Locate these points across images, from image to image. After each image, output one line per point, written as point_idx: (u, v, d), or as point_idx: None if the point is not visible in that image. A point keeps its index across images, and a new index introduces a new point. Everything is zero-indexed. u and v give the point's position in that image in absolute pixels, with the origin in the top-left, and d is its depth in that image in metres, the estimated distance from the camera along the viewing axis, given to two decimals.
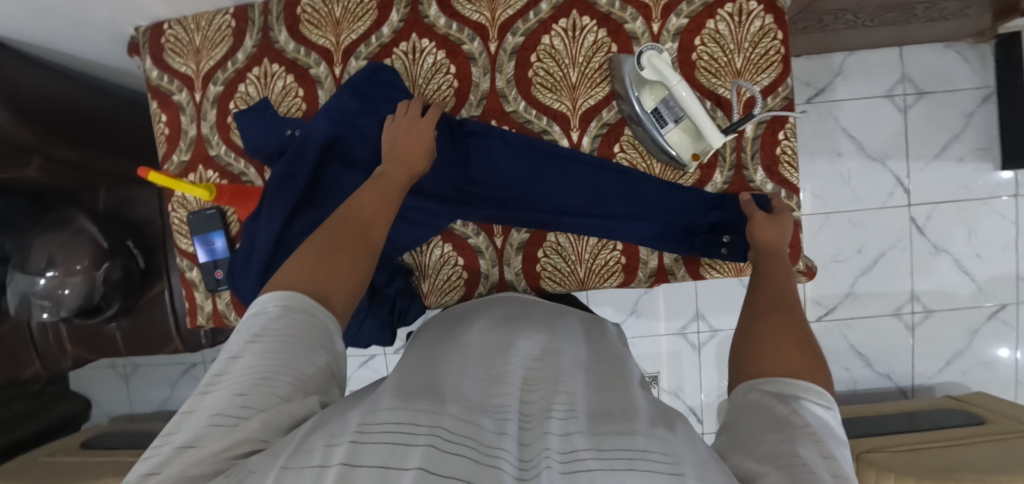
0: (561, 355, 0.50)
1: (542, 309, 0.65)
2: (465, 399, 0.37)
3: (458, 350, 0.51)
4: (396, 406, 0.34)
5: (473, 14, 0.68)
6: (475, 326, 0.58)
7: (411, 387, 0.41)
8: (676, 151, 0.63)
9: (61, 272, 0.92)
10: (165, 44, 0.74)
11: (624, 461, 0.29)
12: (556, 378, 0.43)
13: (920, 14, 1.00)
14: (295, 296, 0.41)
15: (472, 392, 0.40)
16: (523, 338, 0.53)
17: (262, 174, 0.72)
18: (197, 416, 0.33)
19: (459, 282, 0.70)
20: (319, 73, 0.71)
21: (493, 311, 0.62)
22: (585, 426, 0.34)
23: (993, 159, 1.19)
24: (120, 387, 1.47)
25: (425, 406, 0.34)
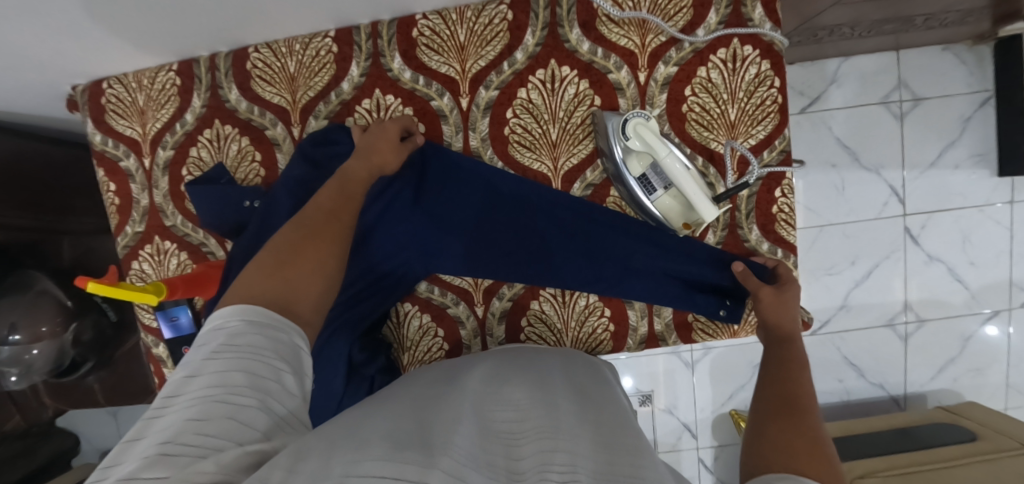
0: (559, 406, 0.44)
1: (541, 355, 0.59)
2: (458, 450, 0.32)
3: (453, 396, 0.45)
4: (383, 455, 0.28)
5: (442, 66, 0.62)
6: (472, 373, 0.53)
7: (402, 430, 0.35)
8: (665, 217, 0.60)
9: (27, 337, 0.87)
10: (106, 104, 0.68)
11: None
12: (552, 434, 0.38)
13: (919, 24, 0.95)
14: (255, 309, 0.37)
15: (466, 440, 0.34)
16: (523, 389, 0.48)
17: (223, 245, 0.68)
18: (144, 445, 0.28)
19: (439, 354, 0.67)
20: (277, 134, 0.65)
21: (487, 362, 0.56)
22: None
23: (990, 165, 1.15)
24: (109, 422, 1.44)
25: (415, 458, 0.29)
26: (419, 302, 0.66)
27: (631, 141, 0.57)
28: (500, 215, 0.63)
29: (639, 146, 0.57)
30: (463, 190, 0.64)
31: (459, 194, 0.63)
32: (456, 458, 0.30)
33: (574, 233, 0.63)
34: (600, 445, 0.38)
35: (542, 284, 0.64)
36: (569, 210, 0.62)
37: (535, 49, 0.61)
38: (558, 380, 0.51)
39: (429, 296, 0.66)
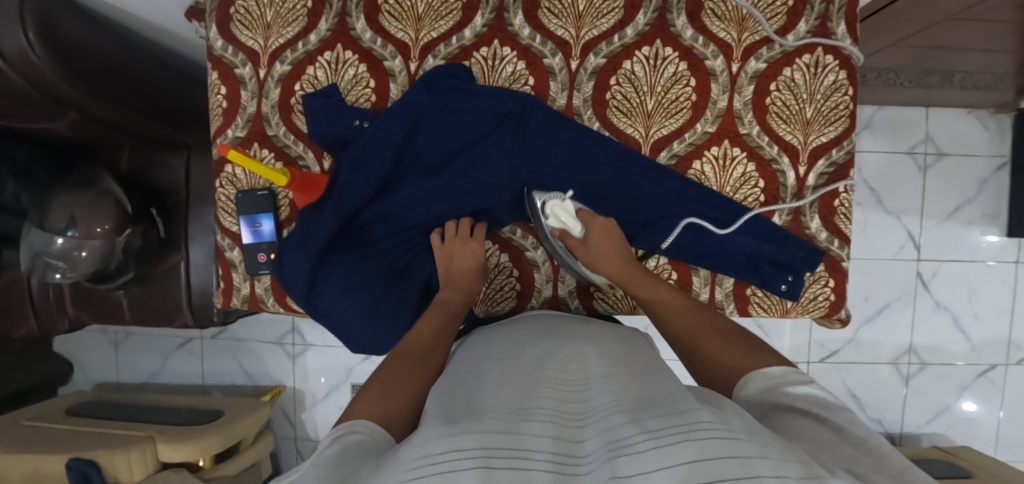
0: (612, 355, 0.49)
1: (566, 316, 0.63)
2: (504, 410, 0.36)
3: (487, 357, 0.49)
4: (437, 434, 0.32)
5: (559, 29, 0.68)
6: (493, 339, 0.56)
7: (448, 402, 0.39)
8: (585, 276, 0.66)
9: (81, 233, 0.86)
10: (233, 14, 0.72)
11: (675, 435, 0.29)
12: (608, 376, 0.43)
13: (955, 81, 1.05)
14: (355, 418, 0.42)
15: (509, 394, 0.39)
16: (553, 342, 0.52)
17: (321, 160, 0.72)
18: None
19: (511, 293, 0.70)
20: (394, 66, 0.70)
21: (511, 326, 0.59)
22: (631, 416, 0.34)
23: (999, 225, 1.25)
24: (108, 355, 1.37)
25: (468, 427, 0.32)
26: (499, 241, 0.71)
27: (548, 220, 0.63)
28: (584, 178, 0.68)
29: (557, 226, 0.63)
30: (548, 139, 0.67)
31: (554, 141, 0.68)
32: (497, 416, 0.35)
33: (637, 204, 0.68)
34: (637, 378, 0.43)
35: None
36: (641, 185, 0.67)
37: (644, 28, 0.68)
38: (591, 329, 0.57)
39: (511, 237, 0.70)
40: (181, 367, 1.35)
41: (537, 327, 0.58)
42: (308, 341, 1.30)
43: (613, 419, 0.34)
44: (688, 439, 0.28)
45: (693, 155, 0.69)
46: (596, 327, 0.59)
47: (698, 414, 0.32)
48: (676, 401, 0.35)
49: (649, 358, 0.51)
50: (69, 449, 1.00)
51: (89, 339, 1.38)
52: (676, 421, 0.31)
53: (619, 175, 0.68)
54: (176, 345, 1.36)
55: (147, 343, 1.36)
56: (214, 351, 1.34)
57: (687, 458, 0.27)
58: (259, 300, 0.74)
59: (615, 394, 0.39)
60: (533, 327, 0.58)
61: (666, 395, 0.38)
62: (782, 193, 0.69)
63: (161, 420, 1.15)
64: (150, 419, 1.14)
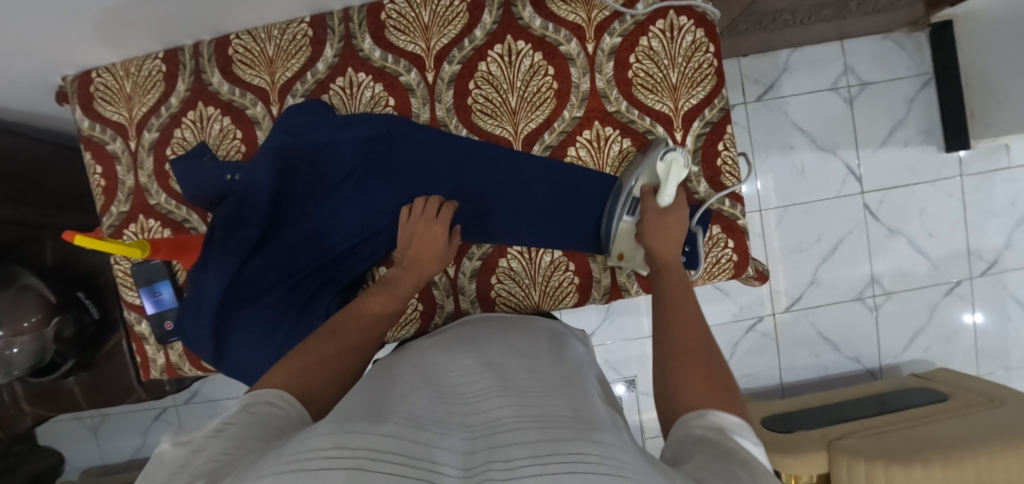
0: (539, 367, 0.48)
1: (497, 325, 0.62)
2: (414, 417, 0.35)
3: (410, 372, 0.48)
4: (329, 429, 0.29)
5: (408, 44, 0.68)
6: (423, 353, 0.55)
7: (353, 402, 0.37)
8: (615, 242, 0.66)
9: (8, 332, 0.87)
10: (95, 93, 0.72)
11: (564, 465, 0.27)
12: (523, 392, 0.41)
13: (853, 9, 1.03)
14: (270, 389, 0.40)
15: (414, 406, 0.38)
16: (483, 357, 0.51)
17: (205, 219, 0.71)
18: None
19: (414, 314, 0.70)
20: (256, 113, 0.70)
21: (434, 345, 0.58)
22: (536, 434, 0.31)
23: (937, 142, 1.23)
24: (90, 438, 1.39)
25: (361, 427, 0.30)
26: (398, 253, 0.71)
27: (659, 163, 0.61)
28: (478, 181, 0.66)
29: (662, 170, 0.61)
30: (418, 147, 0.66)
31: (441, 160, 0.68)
32: (397, 419, 0.33)
33: (532, 199, 0.67)
34: (554, 388, 0.42)
35: (509, 243, 0.68)
36: (526, 184, 0.66)
37: (492, 27, 0.67)
38: (523, 342, 0.56)
39: None
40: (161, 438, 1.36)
41: (466, 341, 0.57)
42: None
43: (515, 436, 0.32)
44: (575, 472, 0.26)
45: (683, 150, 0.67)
46: (523, 339, 0.57)
47: (588, 443, 0.29)
48: (581, 427, 0.33)
49: (568, 368, 0.49)
50: None
51: (69, 426, 1.39)
52: (565, 447, 0.29)
53: (511, 176, 0.66)
54: (153, 417, 1.36)
55: (124, 420, 1.37)
56: (190, 416, 1.35)
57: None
58: (177, 367, 0.75)
59: (531, 407, 0.37)
60: (462, 342, 0.57)
61: (586, 413, 0.36)
62: None
63: None
64: None
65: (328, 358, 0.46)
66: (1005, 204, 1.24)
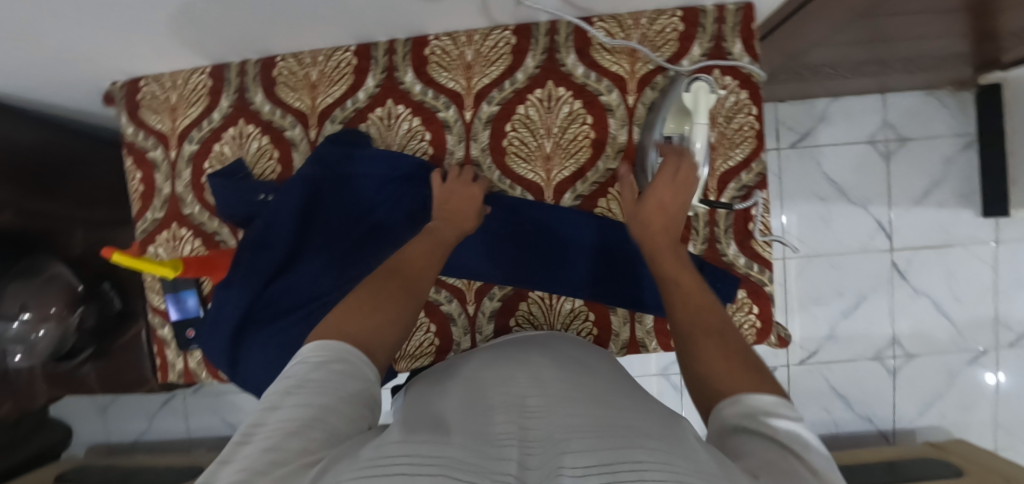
0: (581, 382, 0.45)
1: (541, 338, 0.61)
2: (470, 433, 0.34)
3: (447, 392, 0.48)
4: (403, 442, 0.31)
5: (449, 81, 0.68)
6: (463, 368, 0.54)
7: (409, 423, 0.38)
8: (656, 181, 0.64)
9: (36, 317, 0.87)
10: (141, 100, 0.74)
11: (631, 470, 0.27)
12: (581, 404, 0.39)
13: (899, 68, 1.01)
14: (334, 342, 0.41)
15: (474, 423, 0.37)
16: (532, 368, 0.48)
17: (235, 234, 0.73)
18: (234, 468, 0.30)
19: (430, 348, 0.70)
20: (295, 135, 0.71)
21: (489, 354, 0.55)
22: (598, 441, 0.31)
23: (974, 206, 1.20)
24: (98, 418, 1.42)
25: (432, 442, 0.31)
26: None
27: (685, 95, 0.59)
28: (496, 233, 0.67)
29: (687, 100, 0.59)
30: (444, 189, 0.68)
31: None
32: (460, 439, 0.33)
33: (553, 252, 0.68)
34: (586, 404, 0.39)
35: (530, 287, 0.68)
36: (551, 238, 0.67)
37: (534, 71, 0.67)
38: (569, 350, 0.55)
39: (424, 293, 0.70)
40: (167, 424, 1.38)
41: (507, 350, 0.56)
42: None
43: (579, 441, 0.31)
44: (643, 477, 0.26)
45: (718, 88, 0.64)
46: (576, 355, 0.55)
47: (648, 449, 0.29)
48: (638, 434, 0.32)
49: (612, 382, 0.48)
50: None
51: (80, 404, 1.42)
52: (627, 453, 0.29)
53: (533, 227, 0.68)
54: (161, 403, 1.39)
55: (133, 403, 1.40)
56: (197, 406, 1.37)
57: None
58: (194, 373, 0.76)
59: (580, 415, 0.36)
60: (502, 352, 0.56)
61: (647, 425, 0.35)
62: (694, 221, 0.68)
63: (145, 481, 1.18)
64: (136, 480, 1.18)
65: (381, 292, 0.48)
66: None
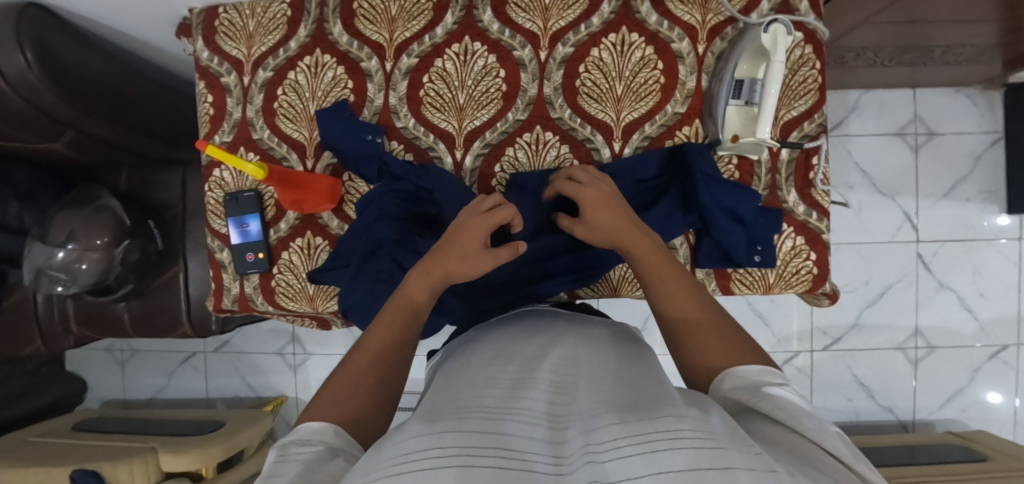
0: (585, 361, 0.48)
1: (553, 313, 0.63)
2: (487, 409, 0.37)
3: (471, 363, 0.50)
4: (422, 432, 0.32)
5: (526, 22, 0.70)
6: (481, 341, 0.57)
7: (438, 406, 0.40)
8: (725, 125, 0.66)
9: (81, 246, 0.90)
10: (218, 27, 0.75)
11: (660, 443, 0.29)
12: (575, 386, 0.42)
13: (936, 58, 1.05)
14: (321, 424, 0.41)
15: (495, 399, 0.39)
16: (534, 346, 0.52)
17: (304, 160, 0.74)
18: None
19: None
20: (370, 67, 0.72)
21: (499, 329, 0.58)
22: (621, 416, 0.34)
23: (998, 202, 1.23)
24: (115, 373, 1.40)
25: (452, 427, 0.33)
26: (480, 177, 0.72)
27: (763, 36, 0.61)
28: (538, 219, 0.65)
29: (767, 41, 0.61)
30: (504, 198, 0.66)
31: (539, 142, 0.71)
32: (490, 418, 0.35)
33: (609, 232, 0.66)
34: (588, 382, 0.43)
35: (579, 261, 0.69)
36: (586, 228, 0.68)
37: (610, 16, 0.69)
38: (573, 330, 0.57)
39: None
40: (186, 382, 1.37)
41: (522, 329, 0.58)
42: (309, 350, 1.31)
43: (600, 420, 0.34)
44: (673, 449, 0.28)
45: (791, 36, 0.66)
46: (580, 327, 0.58)
47: (679, 419, 0.31)
48: (667, 406, 0.35)
49: (623, 360, 0.50)
50: (77, 460, 1.02)
51: (98, 357, 1.40)
52: (660, 424, 0.31)
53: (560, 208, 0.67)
54: (181, 361, 1.38)
55: (152, 359, 1.38)
56: (217, 365, 1.36)
57: (671, 464, 0.26)
58: (249, 299, 0.76)
59: (602, 397, 0.39)
60: (518, 330, 0.57)
61: (661, 400, 0.38)
62: (757, 166, 0.69)
63: (164, 432, 1.16)
64: (154, 431, 1.16)
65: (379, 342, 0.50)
66: None
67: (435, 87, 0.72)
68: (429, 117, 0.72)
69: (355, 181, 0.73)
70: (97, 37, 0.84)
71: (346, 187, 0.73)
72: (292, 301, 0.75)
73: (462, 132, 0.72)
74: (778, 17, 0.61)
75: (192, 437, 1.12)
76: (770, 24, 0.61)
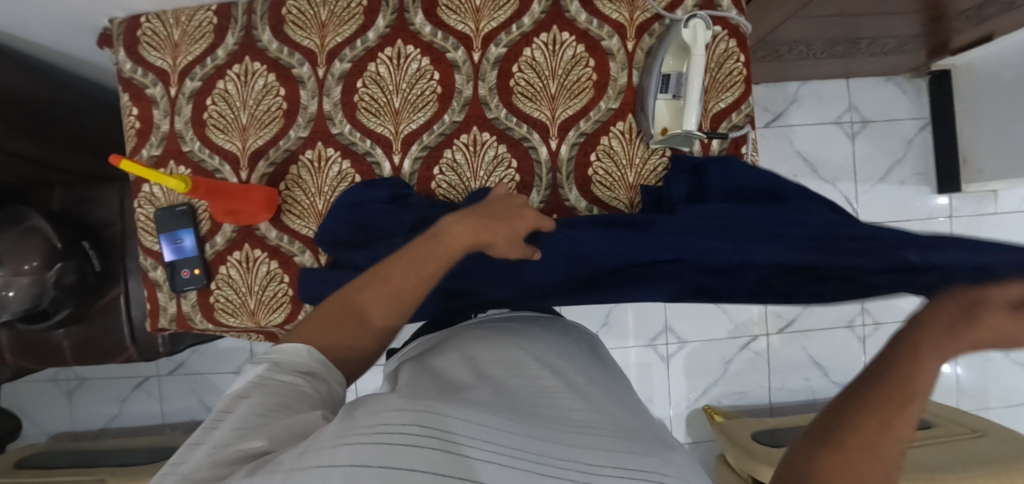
0: (570, 370, 0.49)
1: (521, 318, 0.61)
2: (479, 398, 0.37)
3: (452, 355, 0.49)
4: (402, 404, 0.31)
5: (458, 24, 0.70)
6: (455, 334, 0.55)
7: (423, 385, 0.40)
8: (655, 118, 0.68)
9: (8, 272, 0.85)
10: (141, 37, 0.73)
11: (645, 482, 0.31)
12: (559, 394, 0.43)
13: (864, 48, 1.11)
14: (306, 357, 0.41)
15: (479, 392, 0.38)
16: (519, 349, 0.50)
17: (238, 171, 0.72)
18: (202, 448, 0.31)
19: None
20: (303, 73, 0.71)
21: (474, 325, 0.57)
22: (613, 443, 0.35)
23: (930, 183, 1.30)
24: (62, 404, 1.33)
25: (435, 404, 0.32)
26: (419, 180, 0.71)
27: (684, 31, 0.64)
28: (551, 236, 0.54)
29: (688, 36, 0.64)
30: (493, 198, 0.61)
31: (476, 143, 0.71)
32: (473, 405, 0.34)
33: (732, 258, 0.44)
34: (579, 395, 0.44)
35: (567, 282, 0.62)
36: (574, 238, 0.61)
37: (540, 16, 0.70)
38: (551, 343, 0.55)
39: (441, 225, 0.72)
40: (140, 408, 1.31)
41: (497, 327, 0.56)
42: None
43: (591, 440, 0.35)
44: None
45: (713, 31, 0.69)
46: (553, 337, 0.57)
47: (663, 462, 0.34)
48: (654, 445, 0.37)
49: (595, 380, 0.50)
50: None
51: (42, 389, 1.33)
52: (645, 463, 0.33)
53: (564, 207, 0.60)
54: (133, 387, 1.32)
55: (101, 388, 1.32)
56: (172, 389, 1.31)
57: None
58: (188, 318, 0.74)
59: (590, 416, 0.40)
60: (494, 327, 0.56)
61: (637, 429, 0.40)
62: (691, 158, 0.71)
63: (115, 462, 1.11)
64: (103, 462, 1.11)
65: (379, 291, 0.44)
66: None
67: (369, 91, 0.71)
68: (365, 122, 0.71)
69: (292, 190, 0.72)
70: (12, 51, 0.81)
71: (283, 196, 0.71)
72: (233, 316, 0.72)
73: (400, 135, 0.71)
74: (695, 12, 0.64)
75: (144, 465, 1.08)
76: (689, 20, 0.64)
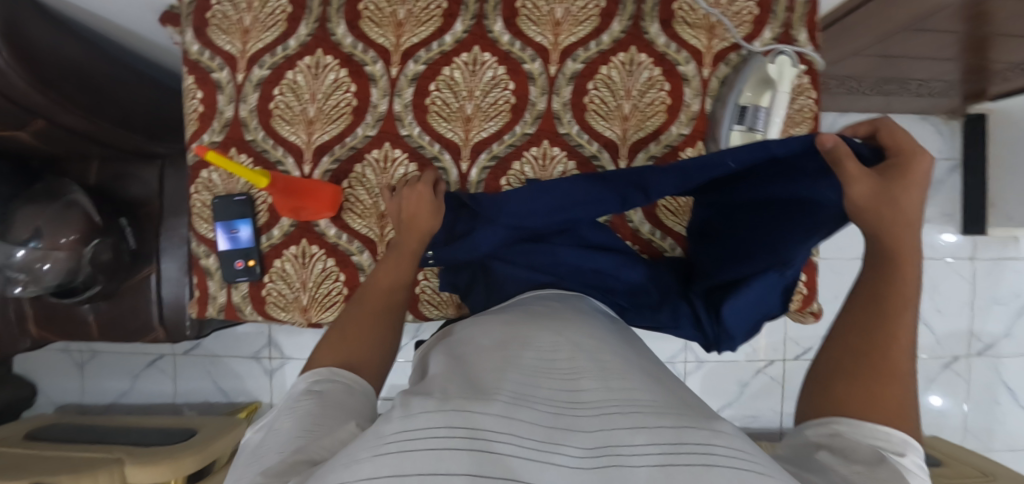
0: (602, 351, 0.46)
1: (561, 298, 0.59)
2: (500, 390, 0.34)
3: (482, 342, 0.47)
4: (434, 408, 0.30)
5: (537, 35, 0.70)
6: (486, 321, 0.53)
7: (454, 382, 0.37)
8: (728, 149, 0.69)
9: (46, 245, 0.83)
10: (211, 19, 0.71)
11: (697, 456, 0.28)
12: (606, 376, 0.40)
13: (909, 88, 1.12)
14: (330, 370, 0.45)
15: (513, 383, 0.36)
16: (550, 335, 0.47)
17: (301, 164, 0.71)
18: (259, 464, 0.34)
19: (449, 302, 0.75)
20: (375, 71, 0.70)
21: (507, 313, 0.54)
22: (651, 418, 0.32)
23: (956, 224, 1.32)
24: (72, 376, 1.31)
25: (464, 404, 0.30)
26: (485, 189, 0.71)
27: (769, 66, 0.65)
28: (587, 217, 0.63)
29: (774, 71, 0.65)
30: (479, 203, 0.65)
31: (545, 157, 0.71)
32: (509, 400, 0.32)
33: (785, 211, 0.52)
34: (607, 376, 0.40)
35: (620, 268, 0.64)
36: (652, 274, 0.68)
37: (619, 35, 0.70)
38: (586, 325, 0.52)
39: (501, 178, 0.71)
40: (153, 386, 1.30)
41: (527, 314, 0.53)
42: (287, 354, 1.27)
43: (626, 417, 0.32)
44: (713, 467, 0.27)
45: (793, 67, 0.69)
46: (589, 319, 0.54)
47: (713, 433, 0.31)
48: (700, 416, 0.34)
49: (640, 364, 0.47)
50: (35, 470, 0.95)
51: (52, 359, 1.30)
52: (693, 437, 0.30)
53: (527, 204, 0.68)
54: (146, 363, 1.30)
55: (114, 362, 1.30)
56: (187, 369, 1.29)
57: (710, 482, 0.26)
58: (236, 308, 0.73)
59: (637, 394, 0.37)
60: (524, 314, 0.53)
61: (684, 406, 0.36)
62: None
63: (129, 441, 1.09)
64: (119, 440, 1.09)
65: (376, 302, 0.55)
66: (1009, 293, 1.34)
67: (441, 96, 0.70)
68: (435, 126, 0.71)
69: (356, 188, 0.71)
70: (70, 22, 0.78)
71: (346, 194, 0.71)
72: (284, 311, 0.72)
73: (469, 143, 0.71)
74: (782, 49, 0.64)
75: (162, 447, 1.06)
76: (777, 56, 0.65)
